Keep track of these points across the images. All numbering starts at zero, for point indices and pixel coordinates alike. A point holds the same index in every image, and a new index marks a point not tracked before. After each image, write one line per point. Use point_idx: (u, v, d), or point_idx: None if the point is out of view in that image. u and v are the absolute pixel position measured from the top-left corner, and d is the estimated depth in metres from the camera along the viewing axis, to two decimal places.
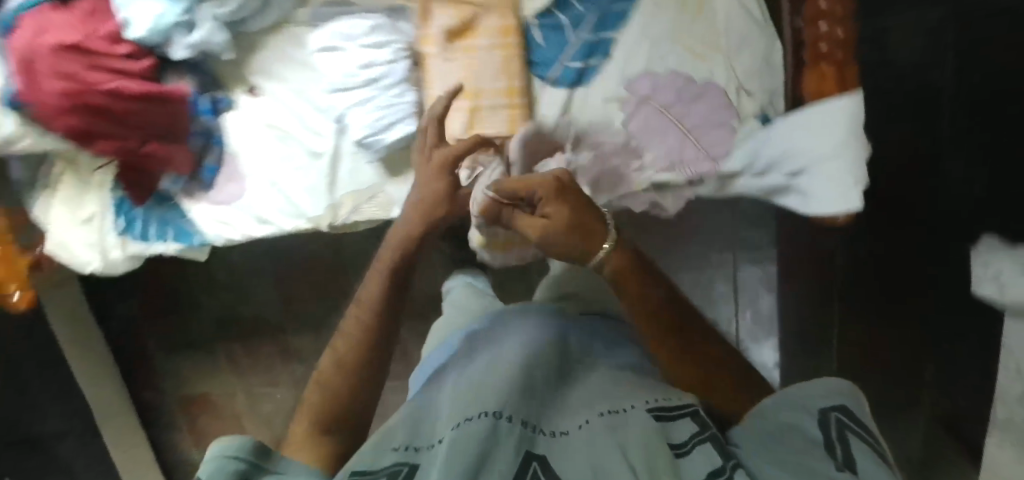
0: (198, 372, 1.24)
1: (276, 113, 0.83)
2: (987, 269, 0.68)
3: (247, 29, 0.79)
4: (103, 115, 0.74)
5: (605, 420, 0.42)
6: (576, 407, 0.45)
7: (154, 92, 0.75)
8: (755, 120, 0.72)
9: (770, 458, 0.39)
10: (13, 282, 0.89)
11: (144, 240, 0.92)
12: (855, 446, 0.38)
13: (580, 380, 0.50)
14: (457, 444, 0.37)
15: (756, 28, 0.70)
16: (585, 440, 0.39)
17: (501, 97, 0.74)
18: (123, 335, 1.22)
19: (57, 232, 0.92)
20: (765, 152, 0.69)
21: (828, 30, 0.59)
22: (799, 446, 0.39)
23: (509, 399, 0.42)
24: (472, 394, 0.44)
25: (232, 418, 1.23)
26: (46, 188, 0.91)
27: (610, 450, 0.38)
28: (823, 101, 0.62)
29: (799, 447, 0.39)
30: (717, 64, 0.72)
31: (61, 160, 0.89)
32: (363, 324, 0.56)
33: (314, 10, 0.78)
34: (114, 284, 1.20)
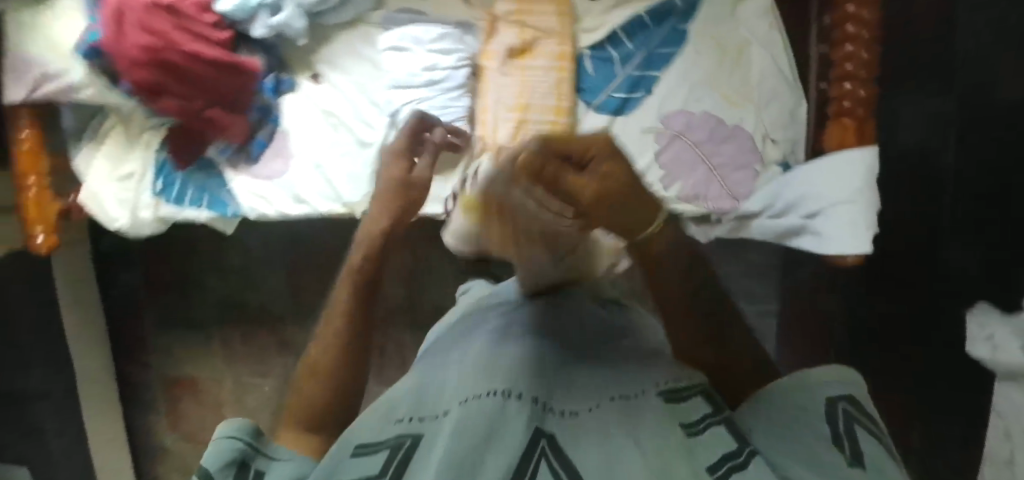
0: (189, 354, 1.23)
1: (334, 102, 0.89)
2: (982, 331, 0.75)
3: (324, 21, 0.86)
4: (176, 74, 0.79)
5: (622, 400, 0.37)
6: (593, 379, 0.40)
7: (229, 60, 0.81)
8: (777, 167, 0.78)
9: (785, 451, 0.35)
10: (41, 225, 0.90)
11: (177, 204, 0.93)
12: (865, 438, 0.35)
13: (610, 342, 0.45)
14: (462, 424, 0.32)
15: (786, 85, 0.77)
16: (599, 424, 0.35)
17: (549, 113, 0.80)
18: (122, 306, 1.23)
19: (93, 185, 0.94)
20: (785, 193, 0.76)
21: (851, 89, 0.69)
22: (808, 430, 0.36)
23: (522, 373, 0.37)
24: (479, 367, 0.38)
25: (213, 406, 1.21)
26: (93, 141, 0.95)
27: (626, 440, 0.33)
28: (846, 150, 0.70)
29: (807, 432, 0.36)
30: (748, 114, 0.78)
31: (116, 117, 0.94)
32: (334, 332, 0.49)
33: (388, 14, 0.85)
34: (124, 254, 1.20)
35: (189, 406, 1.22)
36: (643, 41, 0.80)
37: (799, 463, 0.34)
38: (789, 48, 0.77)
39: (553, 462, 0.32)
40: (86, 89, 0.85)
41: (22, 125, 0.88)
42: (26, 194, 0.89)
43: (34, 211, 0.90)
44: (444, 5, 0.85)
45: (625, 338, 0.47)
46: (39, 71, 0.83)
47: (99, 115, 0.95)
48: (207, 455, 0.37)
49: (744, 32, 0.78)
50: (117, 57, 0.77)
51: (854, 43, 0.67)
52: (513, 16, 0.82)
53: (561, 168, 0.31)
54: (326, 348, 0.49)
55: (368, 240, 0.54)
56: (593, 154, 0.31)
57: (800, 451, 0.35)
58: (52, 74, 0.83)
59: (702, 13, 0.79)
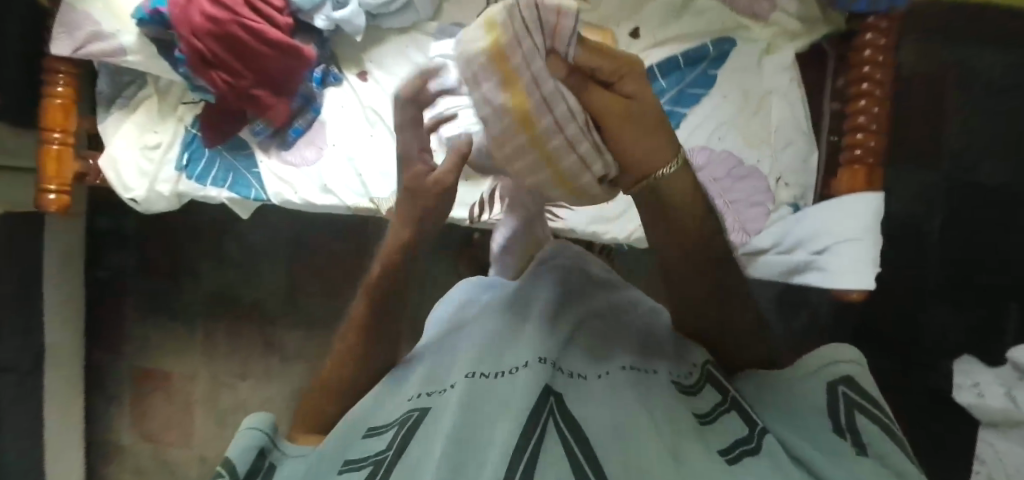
0: (165, 344, 1.19)
1: (376, 100, 0.92)
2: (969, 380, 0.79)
3: (380, 23, 0.91)
4: (234, 47, 0.82)
5: (625, 374, 0.48)
6: (601, 353, 0.51)
7: (287, 43, 0.84)
8: (787, 207, 0.84)
9: (795, 429, 0.45)
10: (55, 182, 0.89)
11: (199, 182, 0.93)
12: (863, 420, 0.44)
13: (618, 322, 0.55)
14: (466, 396, 0.44)
15: (801, 133, 0.84)
16: (606, 390, 0.46)
17: None
18: (106, 286, 1.20)
19: (116, 152, 0.93)
20: (794, 232, 0.81)
21: (862, 138, 0.76)
22: (814, 416, 0.45)
23: (535, 345, 0.48)
24: (490, 348, 0.50)
25: (184, 403, 1.16)
26: (124, 108, 0.95)
27: (630, 407, 0.44)
28: (857, 194, 0.77)
29: (813, 417, 0.45)
30: (765, 158, 0.84)
31: (153, 88, 0.95)
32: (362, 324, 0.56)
33: (442, 25, 0.91)
34: (118, 233, 1.19)
35: (157, 402, 1.18)
36: (675, 80, 0.87)
37: (808, 440, 0.44)
38: (805, 100, 0.84)
39: (560, 412, 0.43)
40: (134, 55, 0.87)
41: (58, 79, 0.88)
42: (48, 148, 0.88)
43: (53, 167, 0.89)
44: None
45: (634, 318, 0.57)
46: (90, 29, 0.84)
47: (137, 83, 0.95)
48: (235, 445, 0.48)
49: (768, 81, 0.85)
50: (180, 24, 0.80)
51: (868, 98, 0.75)
52: None
53: (593, 84, 0.42)
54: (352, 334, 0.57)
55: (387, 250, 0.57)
56: (619, 76, 0.42)
57: (812, 433, 0.44)
58: (105, 34, 0.85)
59: (729, 62, 0.87)
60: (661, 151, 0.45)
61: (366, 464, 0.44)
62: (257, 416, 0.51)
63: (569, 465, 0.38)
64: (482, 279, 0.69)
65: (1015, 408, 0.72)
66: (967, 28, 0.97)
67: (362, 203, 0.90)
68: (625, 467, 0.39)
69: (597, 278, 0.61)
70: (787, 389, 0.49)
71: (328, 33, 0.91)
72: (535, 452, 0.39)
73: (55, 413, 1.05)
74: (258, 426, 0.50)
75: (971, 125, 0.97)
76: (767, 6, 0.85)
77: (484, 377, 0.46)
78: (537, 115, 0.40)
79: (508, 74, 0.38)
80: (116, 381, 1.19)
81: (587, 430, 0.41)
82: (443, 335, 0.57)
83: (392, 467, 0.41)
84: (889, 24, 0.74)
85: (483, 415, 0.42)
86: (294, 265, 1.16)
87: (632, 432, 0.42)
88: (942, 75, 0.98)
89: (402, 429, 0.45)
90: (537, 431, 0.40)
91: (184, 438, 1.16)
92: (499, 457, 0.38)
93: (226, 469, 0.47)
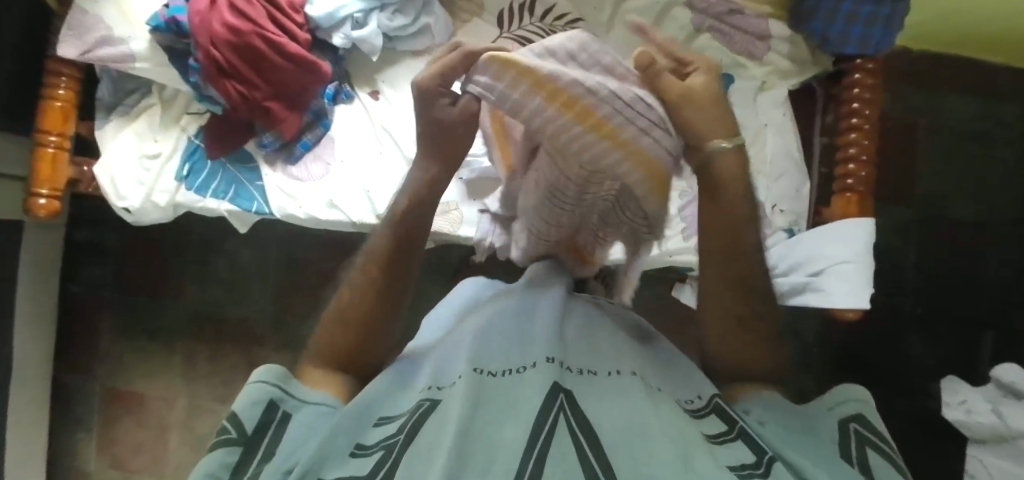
0: (140, 366, 1.13)
1: (388, 118, 0.94)
2: (955, 397, 0.87)
3: (395, 45, 0.94)
4: (250, 58, 0.83)
5: (633, 381, 0.49)
6: (607, 357, 0.52)
7: (304, 56, 0.85)
8: (782, 233, 0.88)
9: (809, 456, 0.44)
10: (47, 186, 0.87)
11: (199, 193, 0.91)
12: (875, 458, 0.44)
13: (618, 336, 0.57)
14: (474, 388, 0.45)
15: (794, 165, 0.89)
16: (616, 393, 0.46)
17: None
18: (80, 304, 1.14)
19: (113, 159, 0.90)
20: (790, 256, 0.85)
21: (854, 169, 0.82)
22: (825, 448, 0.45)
23: (543, 347, 0.50)
24: (496, 351, 0.51)
25: (158, 428, 1.11)
26: (124, 116, 0.93)
27: (641, 410, 0.44)
28: (851, 219, 0.82)
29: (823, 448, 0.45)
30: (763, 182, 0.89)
31: (157, 96, 0.94)
32: (364, 288, 0.55)
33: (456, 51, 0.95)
34: (96, 248, 1.14)
35: (128, 425, 1.12)
36: None
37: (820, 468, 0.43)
38: (796, 135, 0.91)
39: (572, 412, 0.42)
40: (143, 62, 0.86)
41: (60, 82, 0.86)
42: (43, 151, 0.86)
43: (47, 169, 0.86)
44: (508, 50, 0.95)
45: (635, 340, 0.59)
46: (102, 33, 0.83)
47: (140, 92, 0.94)
48: (241, 397, 0.46)
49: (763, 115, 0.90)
50: (199, 33, 0.81)
51: (858, 132, 0.81)
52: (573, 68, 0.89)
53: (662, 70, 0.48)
54: (355, 293, 0.56)
55: (401, 218, 0.57)
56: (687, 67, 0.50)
57: (825, 461, 0.44)
58: (116, 39, 0.84)
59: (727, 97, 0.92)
60: (716, 129, 0.50)
61: (376, 450, 0.42)
62: (266, 367, 0.48)
63: (579, 462, 0.38)
64: (484, 285, 0.69)
65: (1001, 423, 0.79)
66: (936, 77, 1.06)
67: (368, 218, 0.90)
68: (633, 463, 0.39)
69: (597, 306, 0.63)
70: (792, 418, 0.48)
71: (343, 51, 0.94)
72: (547, 443, 0.39)
73: (18, 434, 0.99)
74: (266, 380, 0.47)
75: (938, 166, 1.06)
76: (763, 46, 0.91)
77: (491, 375, 0.47)
78: (595, 109, 0.44)
79: (552, 94, 0.44)
80: (84, 401, 1.14)
81: (600, 434, 0.41)
82: (447, 336, 0.58)
83: (406, 448, 0.41)
84: (873, 66, 0.81)
85: (492, 412, 0.43)
86: (285, 284, 1.13)
87: (644, 427, 0.42)
88: (915, 119, 1.06)
89: (413, 417, 0.45)
90: (547, 429, 0.41)
91: (155, 463, 1.11)
92: (512, 457, 0.38)
93: (232, 426, 0.44)
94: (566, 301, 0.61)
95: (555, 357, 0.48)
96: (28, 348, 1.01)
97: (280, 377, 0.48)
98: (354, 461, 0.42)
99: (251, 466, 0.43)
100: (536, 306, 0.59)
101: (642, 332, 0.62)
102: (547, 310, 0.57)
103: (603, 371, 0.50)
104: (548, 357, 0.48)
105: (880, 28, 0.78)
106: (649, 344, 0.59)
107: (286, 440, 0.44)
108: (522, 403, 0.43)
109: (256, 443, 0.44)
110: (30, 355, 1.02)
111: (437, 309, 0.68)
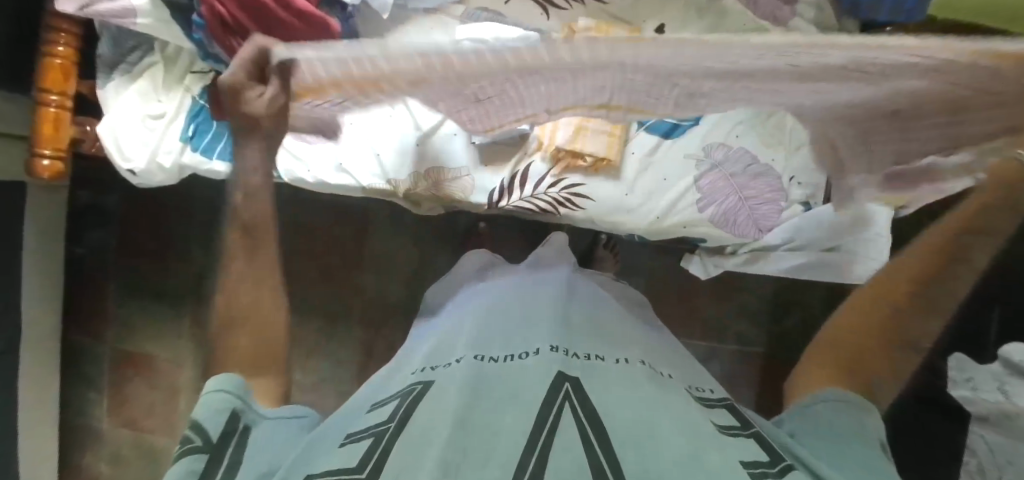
0: (148, 328, 1.14)
1: None
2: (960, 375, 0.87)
3: (408, 4, 0.94)
4: (256, 13, 0.80)
5: (641, 371, 0.49)
6: (616, 344, 0.53)
7: (314, 14, 0.81)
8: (799, 207, 0.87)
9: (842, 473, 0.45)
10: (50, 147, 0.86)
11: (206, 154, 0.90)
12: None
13: (626, 332, 0.57)
14: (473, 371, 0.46)
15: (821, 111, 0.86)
16: (625, 382, 0.46)
17: (607, 125, 0.86)
18: (87, 265, 1.15)
19: (112, 118, 0.88)
20: (806, 234, 0.87)
21: None
22: (860, 459, 0.47)
23: (549, 335, 0.51)
24: (499, 340, 0.52)
25: (168, 389, 1.12)
26: (126, 74, 0.89)
27: (651, 399, 0.44)
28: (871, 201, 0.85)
29: (859, 458, 0.47)
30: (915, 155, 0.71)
31: (160, 54, 0.90)
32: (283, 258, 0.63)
33: (469, 10, 0.95)
34: (101, 210, 1.14)
35: (137, 388, 1.14)
36: None
37: None
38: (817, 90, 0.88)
39: (579, 399, 0.42)
40: (145, 18, 0.83)
41: (59, 38, 0.83)
42: (45, 111, 0.84)
43: (50, 130, 0.85)
44: (523, 13, 0.95)
45: (642, 336, 0.60)
46: None
47: (141, 49, 0.90)
48: (203, 404, 0.51)
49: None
50: None
51: None
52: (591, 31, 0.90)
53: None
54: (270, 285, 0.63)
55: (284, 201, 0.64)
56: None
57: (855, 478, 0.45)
58: None
59: None
60: None
61: (366, 436, 0.43)
62: (222, 379, 0.53)
63: (581, 448, 0.38)
64: (498, 282, 0.67)
65: (1006, 401, 0.80)
66: None
67: (378, 183, 0.90)
68: (640, 455, 0.38)
69: (604, 298, 0.64)
70: (836, 429, 0.49)
71: (352, 9, 0.90)
72: (551, 434, 0.39)
73: (28, 392, 1.00)
74: (224, 394, 0.51)
75: None
76: (789, 10, 0.89)
77: (493, 361, 0.48)
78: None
79: None
80: (95, 361, 1.15)
81: (608, 421, 0.40)
82: (450, 325, 0.60)
83: (397, 434, 0.41)
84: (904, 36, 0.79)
85: (491, 399, 0.43)
86: (291, 247, 1.15)
87: (651, 418, 0.41)
88: None
89: (406, 401, 0.45)
90: (552, 416, 0.40)
91: (164, 424, 1.13)
92: (512, 445, 0.38)
93: (195, 435, 0.49)
94: (571, 290, 0.61)
95: (559, 347, 0.49)
96: (36, 308, 1.01)
97: (239, 388, 0.53)
98: (345, 448, 0.42)
99: (216, 468, 0.47)
100: (540, 294, 0.60)
101: (648, 333, 0.62)
102: (550, 298, 0.58)
103: (613, 357, 0.50)
104: (552, 345, 0.49)
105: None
106: (650, 339, 0.60)
107: (250, 448, 0.49)
108: (523, 391, 0.43)
109: (223, 444, 0.49)
110: (34, 314, 1.00)
111: (463, 295, 0.69)
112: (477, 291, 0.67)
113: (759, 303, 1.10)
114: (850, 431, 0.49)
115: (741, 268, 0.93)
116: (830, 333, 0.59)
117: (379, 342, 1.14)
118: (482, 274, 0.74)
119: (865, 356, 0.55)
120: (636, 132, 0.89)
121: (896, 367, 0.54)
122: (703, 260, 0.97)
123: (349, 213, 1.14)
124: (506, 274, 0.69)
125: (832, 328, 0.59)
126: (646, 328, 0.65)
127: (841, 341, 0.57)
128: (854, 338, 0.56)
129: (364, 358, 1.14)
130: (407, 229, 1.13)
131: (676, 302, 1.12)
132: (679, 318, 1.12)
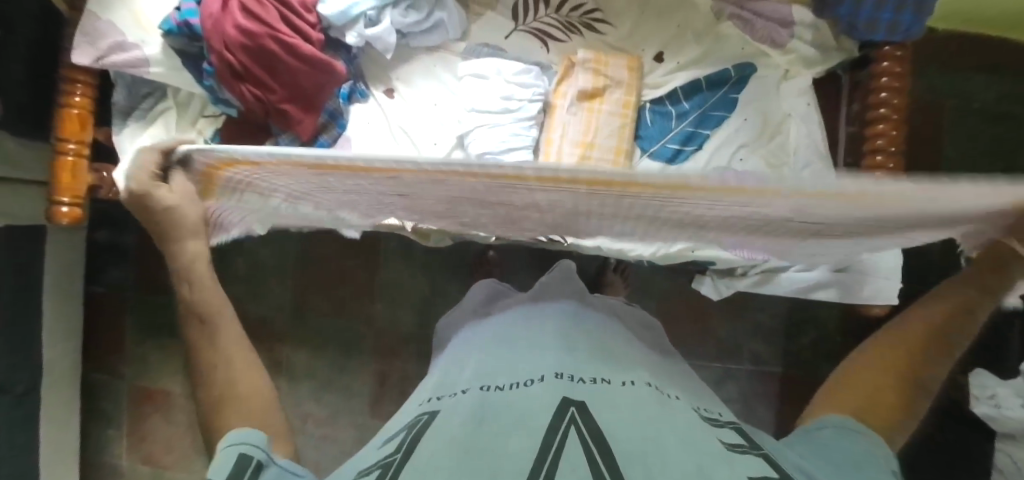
0: (165, 364, 1.16)
1: (435, 93, 0.96)
2: (984, 391, 0.85)
3: (407, 43, 0.96)
4: (264, 59, 0.83)
5: (647, 393, 0.49)
6: (624, 367, 0.53)
7: (319, 58, 0.85)
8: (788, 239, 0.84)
9: None
10: (68, 194, 0.88)
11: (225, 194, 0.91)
12: None
13: (632, 357, 0.57)
14: (480, 401, 0.47)
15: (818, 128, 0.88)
16: (631, 403, 0.46)
17: (610, 153, 0.90)
18: (106, 302, 1.18)
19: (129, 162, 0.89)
20: None
21: (886, 98, 0.80)
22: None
23: (553, 364, 0.51)
24: (506, 368, 0.52)
25: (186, 424, 1.13)
26: (141, 120, 0.92)
27: (656, 420, 0.44)
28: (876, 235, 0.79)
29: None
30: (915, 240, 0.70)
31: (172, 100, 0.93)
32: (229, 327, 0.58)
33: (470, 46, 0.97)
34: (118, 250, 1.17)
35: (157, 423, 1.15)
36: (697, 101, 0.93)
37: None
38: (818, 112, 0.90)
39: (584, 421, 0.42)
40: (157, 67, 0.86)
41: (75, 89, 0.87)
42: (63, 159, 0.87)
43: (67, 177, 0.87)
44: (524, 47, 0.97)
45: (659, 366, 0.60)
46: (116, 39, 0.83)
47: (155, 96, 0.94)
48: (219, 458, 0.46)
49: (621, 98, 0.92)
50: (213, 37, 0.81)
51: (886, 122, 0.80)
52: (590, 63, 0.92)
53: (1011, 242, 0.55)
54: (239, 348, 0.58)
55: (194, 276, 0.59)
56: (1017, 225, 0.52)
57: None
58: (128, 44, 0.84)
59: (750, 86, 0.91)
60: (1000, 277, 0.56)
61: (376, 468, 0.43)
62: (240, 432, 0.49)
63: (586, 467, 0.37)
64: (508, 313, 0.67)
65: None
66: (960, 59, 1.04)
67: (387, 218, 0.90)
68: (645, 473, 0.37)
69: (612, 326, 0.64)
70: (851, 452, 0.48)
71: (355, 50, 0.94)
72: (557, 456, 0.39)
73: (50, 432, 1.02)
74: (240, 440, 0.48)
75: (976, 138, 1.04)
76: (787, 32, 0.89)
77: (498, 390, 0.48)
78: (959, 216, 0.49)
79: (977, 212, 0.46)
80: (115, 398, 1.17)
81: (612, 442, 0.40)
82: (458, 357, 0.60)
83: (405, 463, 0.41)
84: (903, 54, 0.79)
85: (497, 423, 0.43)
86: (303, 279, 1.17)
87: (657, 435, 0.41)
88: (938, 105, 1.04)
89: (414, 433, 0.46)
90: (558, 438, 0.40)
91: (183, 460, 1.14)
92: (519, 466, 0.38)
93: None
94: (577, 319, 0.62)
95: (564, 374, 0.49)
96: (55, 349, 1.03)
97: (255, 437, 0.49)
98: None
99: None
100: (544, 322, 0.60)
101: (656, 359, 0.62)
102: (556, 327, 0.58)
103: (618, 379, 0.50)
104: (557, 372, 0.49)
105: (910, 16, 0.74)
106: (656, 363, 0.60)
107: None
108: (531, 415, 0.44)
109: None
110: (54, 357, 1.02)
111: (465, 329, 0.70)
112: (477, 325, 0.68)
113: (773, 321, 1.09)
114: (861, 454, 0.47)
115: (753, 290, 0.93)
116: (846, 371, 0.57)
117: (393, 372, 1.15)
118: (489, 306, 0.74)
119: (878, 392, 0.53)
120: (639, 159, 0.93)
121: (910, 411, 0.53)
122: (715, 281, 0.96)
123: (360, 245, 1.16)
124: (507, 307, 0.70)
125: (849, 365, 0.57)
126: (662, 357, 0.65)
127: (858, 383, 0.55)
128: (871, 377, 0.54)
129: (377, 388, 1.15)
130: (417, 259, 1.14)
131: (689, 324, 1.12)
132: (692, 339, 1.11)
